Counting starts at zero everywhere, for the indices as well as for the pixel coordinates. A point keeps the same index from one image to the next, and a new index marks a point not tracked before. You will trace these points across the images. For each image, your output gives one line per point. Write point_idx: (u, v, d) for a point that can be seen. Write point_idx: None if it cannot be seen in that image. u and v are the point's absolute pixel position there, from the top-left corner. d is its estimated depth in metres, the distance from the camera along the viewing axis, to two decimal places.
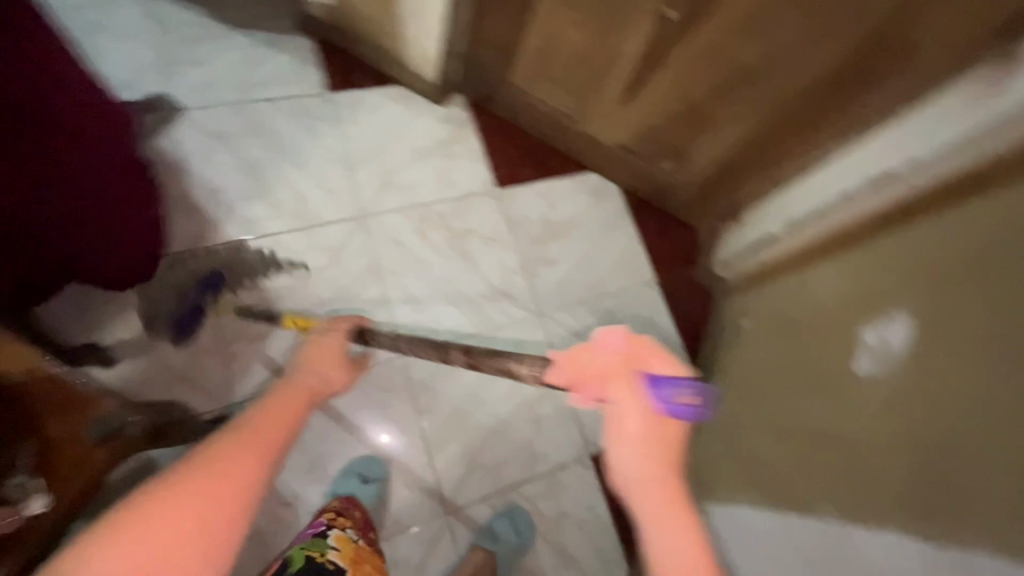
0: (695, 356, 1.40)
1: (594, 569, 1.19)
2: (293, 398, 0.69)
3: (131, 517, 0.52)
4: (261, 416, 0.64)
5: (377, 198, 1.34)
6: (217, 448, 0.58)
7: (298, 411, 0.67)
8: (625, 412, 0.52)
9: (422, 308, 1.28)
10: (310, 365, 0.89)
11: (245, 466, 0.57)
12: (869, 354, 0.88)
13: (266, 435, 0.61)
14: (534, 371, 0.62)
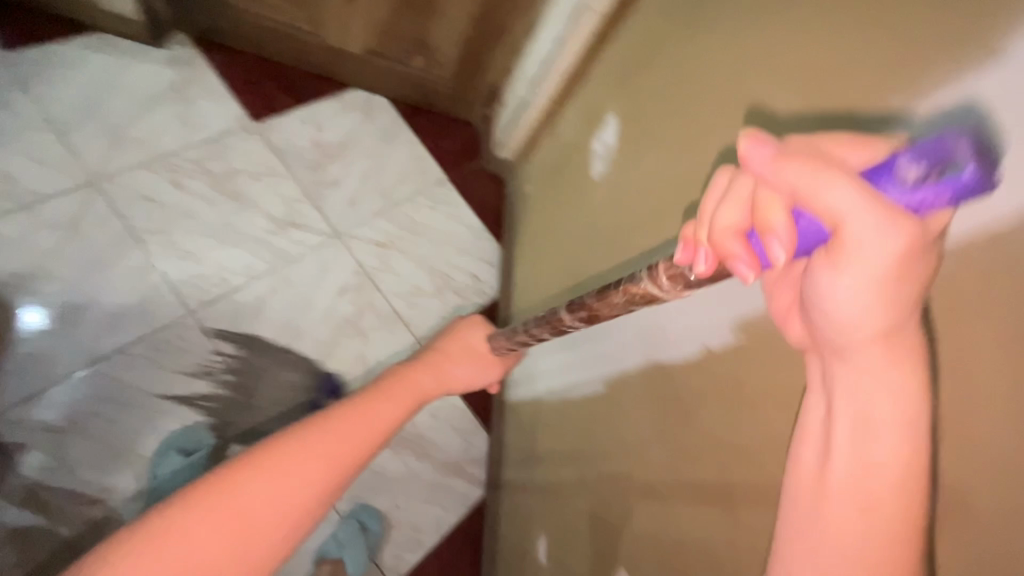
0: (501, 236, 1.50)
1: (456, 448, 1.24)
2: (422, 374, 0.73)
3: (216, 491, 0.50)
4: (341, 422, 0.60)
5: (110, 158, 1.18)
6: (326, 423, 0.58)
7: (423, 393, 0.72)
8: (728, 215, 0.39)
9: (201, 259, 1.18)
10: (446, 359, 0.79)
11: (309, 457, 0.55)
12: (600, 159, 1.00)
13: (355, 434, 0.59)
14: (662, 278, 0.49)
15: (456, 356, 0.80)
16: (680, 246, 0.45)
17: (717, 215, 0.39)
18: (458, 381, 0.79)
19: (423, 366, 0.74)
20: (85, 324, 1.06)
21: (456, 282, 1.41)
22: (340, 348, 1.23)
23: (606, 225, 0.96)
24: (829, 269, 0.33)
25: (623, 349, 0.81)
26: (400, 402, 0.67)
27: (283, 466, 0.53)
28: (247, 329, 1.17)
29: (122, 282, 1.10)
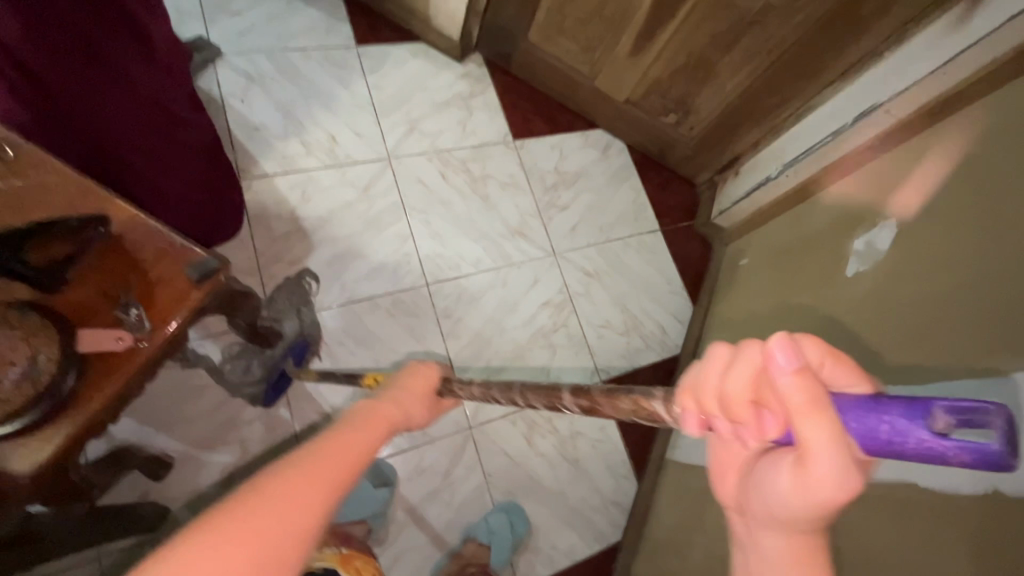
0: (696, 297, 1.52)
1: (606, 484, 1.27)
2: (385, 406, 0.63)
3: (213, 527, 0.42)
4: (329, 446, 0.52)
5: (402, 143, 1.42)
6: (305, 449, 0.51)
7: (390, 424, 0.62)
8: (730, 378, 0.33)
9: (444, 243, 1.36)
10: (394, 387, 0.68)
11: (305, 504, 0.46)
12: (858, 258, 0.99)
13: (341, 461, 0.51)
14: (676, 410, 0.41)
15: (417, 394, 0.69)
16: (691, 378, 0.37)
17: (731, 379, 0.33)
18: (410, 412, 0.67)
19: (381, 401, 0.64)
20: (353, 269, 1.28)
21: (645, 328, 1.45)
22: (530, 354, 1.33)
23: (851, 327, 0.94)
24: (794, 479, 0.33)
25: None
26: (374, 430, 0.58)
27: (267, 501, 0.45)
28: (462, 313, 1.31)
29: (386, 244, 1.32)
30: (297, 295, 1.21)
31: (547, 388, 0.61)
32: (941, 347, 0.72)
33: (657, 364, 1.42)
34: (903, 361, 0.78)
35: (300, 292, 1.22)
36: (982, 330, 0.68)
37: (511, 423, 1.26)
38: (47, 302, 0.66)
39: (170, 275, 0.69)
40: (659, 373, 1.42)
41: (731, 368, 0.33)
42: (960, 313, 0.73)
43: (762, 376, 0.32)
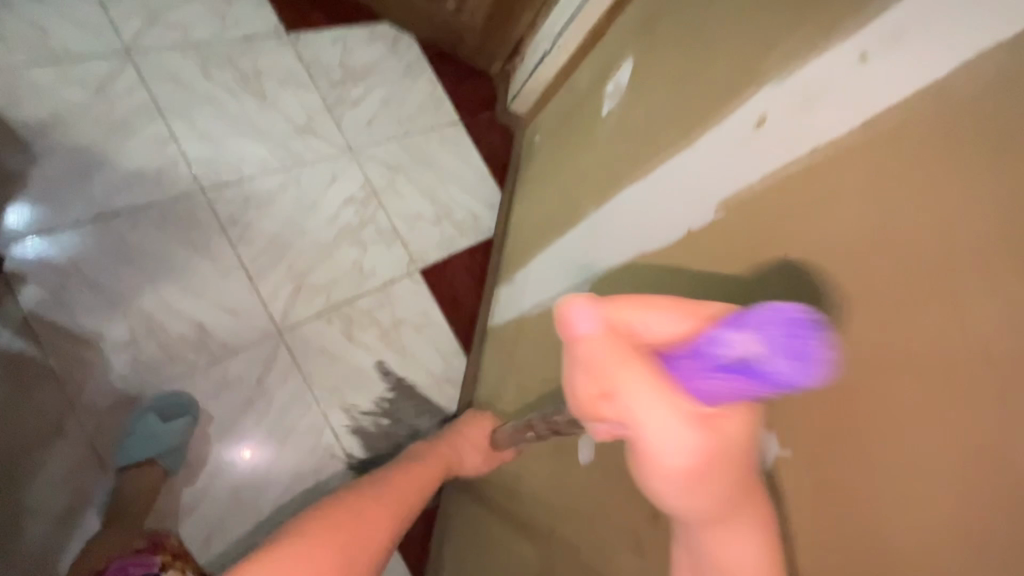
0: (503, 182, 1.57)
1: (435, 364, 1.30)
2: (431, 465, 0.92)
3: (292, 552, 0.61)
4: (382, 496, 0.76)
5: (143, 36, 1.22)
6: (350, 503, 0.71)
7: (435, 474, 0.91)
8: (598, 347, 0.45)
9: (218, 145, 1.22)
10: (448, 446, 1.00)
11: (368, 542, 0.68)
12: (610, 98, 1.09)
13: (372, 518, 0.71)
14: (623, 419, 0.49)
15: (469, 444, 1.03)
16: (577, 396, 0.48)
17: (591, 361, 0.45)
18: (463, 461, 1.02)
19: (428, 457, 0.94)
20: (100, 180, 1.09)
21: (456, 216, 1.47)
22: (338, 253, 1.28)
23: (605, 157, 1.04)
24: (678, 417, 0.40)
25: (604, 252, 0.94)
26: (408, 489, 0.82)
27: (335, 529, 0.66)
28: (252, 218, 1.21)
29: (141, 149, 1.14)
30: None
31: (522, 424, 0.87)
32: (663, 138, 0.84)
33: (472, 247, 1.47)
34: (640, 161, 0.89)
35: None
36: (687, 110, 0.80)
37: (326, 322, 1.21)
38: None
39: None
40: (476, 256, 1.46)
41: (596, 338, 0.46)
42: (677, 108, 0.83)
43: (631, 336, 0.45)
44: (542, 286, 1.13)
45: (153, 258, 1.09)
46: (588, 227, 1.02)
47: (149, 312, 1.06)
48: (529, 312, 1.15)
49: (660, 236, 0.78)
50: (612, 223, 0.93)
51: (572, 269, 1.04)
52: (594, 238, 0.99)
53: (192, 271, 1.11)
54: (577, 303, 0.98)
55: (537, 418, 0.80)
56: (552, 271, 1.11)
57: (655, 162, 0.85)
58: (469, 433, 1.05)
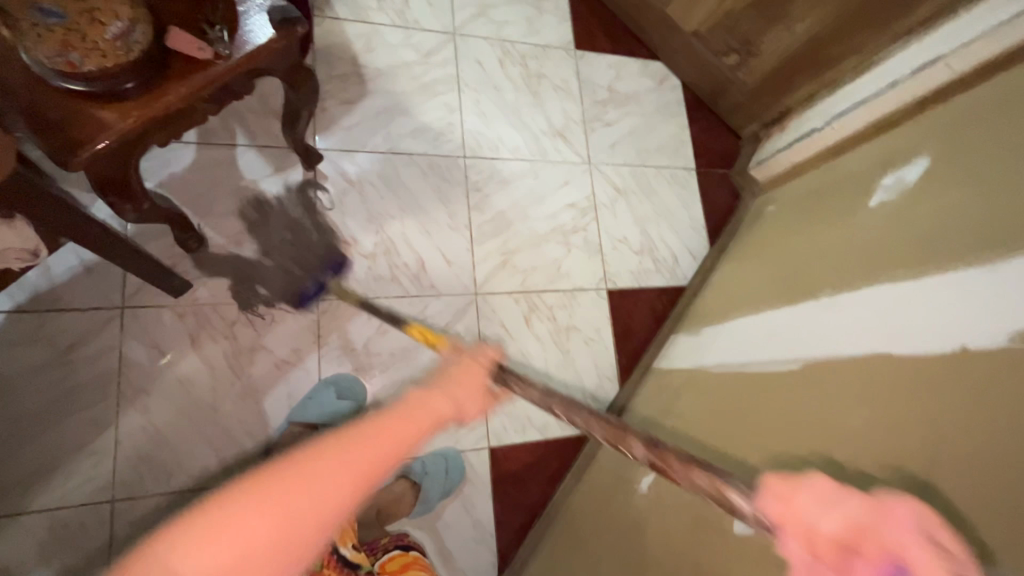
0: (715, 239, 1.55)
1: (589, 379, 1.33)
2: (434, 400, 0.62)
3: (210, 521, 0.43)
4: (349, 442, 0.51)
5: (468, 23, 1.46)
6: (321, 446, 0.49)
7: (439, 416, 0.61)
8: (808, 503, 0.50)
9: (488, 124, 1.41)
10: (451, 391, 0.65)
11: (334, 486, 0.47)
12: (884, 191, 1.02)
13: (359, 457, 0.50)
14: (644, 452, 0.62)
15: (468, 391, 0.67)
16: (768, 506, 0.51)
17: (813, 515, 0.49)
18: (463, 402, 0.65)
19: (425, 393, 0.63)
20: (399, 124, 1.33)
21: (658, 254, 1.49)
22: (546, 246, 1.38)
23: (857, 247, 0.98)
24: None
25: (834, 339, 0.87)
26: (410, 423, 0.56)
27: (273, 490, 0.45)
28: (491, 191, 1.36)
29: (434, 110, 1.37)
30: (238, 107, 1.19)
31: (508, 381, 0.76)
32: (954, 246, 0.78)
33: (663, 288, 1.47)
34: (911, 264, 0.84)
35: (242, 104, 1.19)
36: (996, 225, 0.74)
37: (513, 301, 1.31)
38: (75, 99, 0.66)
39: (145, 105, 0.68)
40: (662, 297, 1.46)
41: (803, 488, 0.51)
42: (984, 225, 0.76)
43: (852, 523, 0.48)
44: (732, 349, 1.10)
45: (410, 197, 1.29)
46: (818, 309, 0.96)
47: (392, 236, 1.25)
48: (707, 369, 1.12)
49: (919, 343, 0.72)
50: (849, 314, 0.88)
51: (779, 345, 0.98)
52: (821, 323, 0.92)
53: (432, 218, 1.29)
54: (775, 378, 0.93)
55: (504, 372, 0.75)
56: (751, 337, 1.07)
57: (932, 271, 0.79)
58: (464, 376, 0.69)
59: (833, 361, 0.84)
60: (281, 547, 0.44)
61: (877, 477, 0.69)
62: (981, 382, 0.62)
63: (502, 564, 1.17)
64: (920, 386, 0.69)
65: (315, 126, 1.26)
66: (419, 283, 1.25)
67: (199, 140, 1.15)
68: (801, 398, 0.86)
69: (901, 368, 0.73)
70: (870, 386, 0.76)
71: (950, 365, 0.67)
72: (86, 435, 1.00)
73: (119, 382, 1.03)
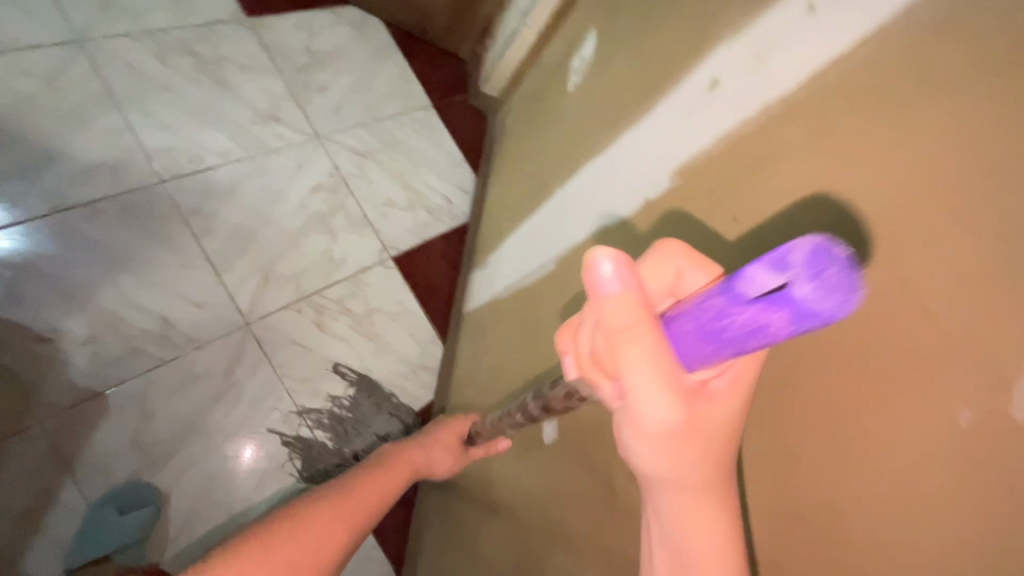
0: (478, 166, 1.55)
1: (410, 351, 1.28)
2: (415, 452, 0.94)
3: (274, 536, 0.61)
4: (377, 465, 0.85)
5: (95, 23, 1.18)
6: (353, 476, 0.79)
7: (414, 465, 0.92)
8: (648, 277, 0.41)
9: (179, 134, 1.19)
10: (430, 445, 0.96)
11: (371, 489, 0.77)
12: (575, 73, 1.07)
13: (378, 481, 0.81)
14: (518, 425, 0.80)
15: (443, 444, 0.98)
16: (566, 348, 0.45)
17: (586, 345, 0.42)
18: (436, 464, 0.97)
19: (404, 444, 0.94)
20: (56, 171, 1.06)
21: (430, 202, 1.45)
22: (307, 241, 1.25)
23: (571, 132, 1.02)
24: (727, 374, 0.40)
25: (552, 243, 0.96)
26: (405, 467, 0.89)
27: (338, 501, 0.70)
28: (217, 207, 1.18)
29: (97, 140, 1.11)
30: None
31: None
32: (608, 128, 0.86)
33: (448, 234, 1.44)
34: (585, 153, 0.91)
35: None
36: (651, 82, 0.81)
37: (295, 313, 1.18)
38: None
39: None
40: (450, 242, 1.43)
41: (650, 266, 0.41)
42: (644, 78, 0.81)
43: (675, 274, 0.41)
44: (513, 267, 1.12)
45: (110, 252, 1.05)
46: (574, 190, 0.94)
47: (108, 306, 1.03)
48: (501, 295, 1.14)
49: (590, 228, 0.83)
50: (571, 203, 0.93)
51: (535, 252, 1.03)
52: (558, 216, 0.97)
53: (154, 264, 1.08)
54: (546, 279, 0.97)
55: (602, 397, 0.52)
56: (520, 249, 1.10)
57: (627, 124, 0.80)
58: (439, 437, 0.98)
59: (563, 256, 0.91)
60: (326, 542, 0.64)
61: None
62: (621, 250, 0.73)
63: (397, 565, 1.13)
64: (591, 265, 0.80)
65: None
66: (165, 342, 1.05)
67: None
68: (551, 295, 0.93)
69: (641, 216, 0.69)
70: (573, 277, 0.86)
71: (603, 244, 0.78)
72: None
73: None
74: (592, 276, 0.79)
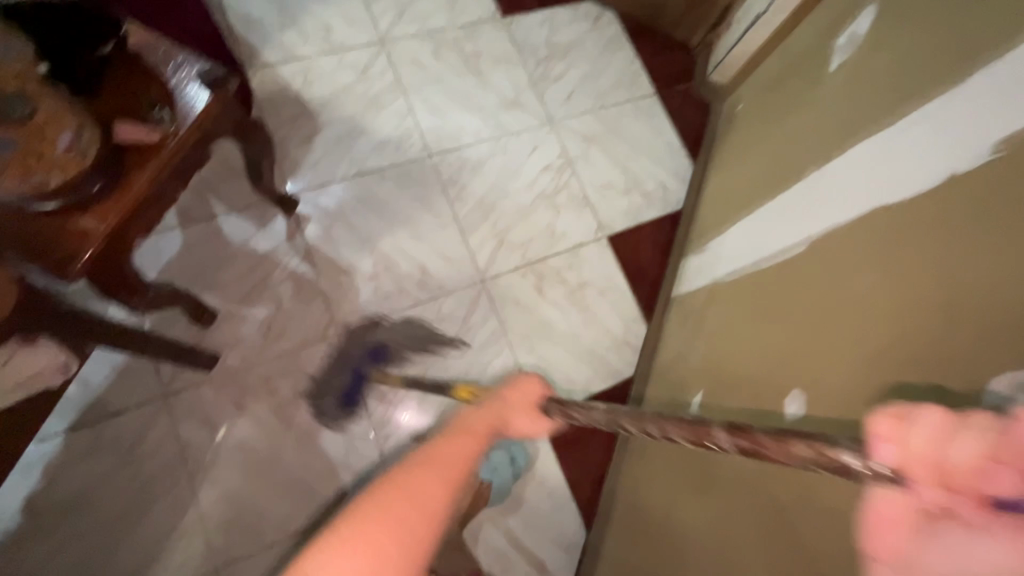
0: (697, 155, 1.53)
1: (617, 327, 1.34)
2: (484, 414, 0.62)
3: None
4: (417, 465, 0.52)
5: (393, 27, 1.46)
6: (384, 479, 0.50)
7: (490, 429, 0.61)
8: (915, 432, 0.36)
9: (444, 117, 1.41)
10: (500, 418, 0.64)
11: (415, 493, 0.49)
12: (841, 51, 1.00)
13: (426, 475, 0.51)
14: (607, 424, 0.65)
15: (519, 407, 0.66)
16: (891, 433, 0.36)
17: (945, 449, 0.34)
18: (513, 419, 0.65)
19: (476, 410, 0.62)
20: (361, 144, 1.34)
21: (646, 187, 1.48)
22: (535, 214, 1.38)
23: (829, 113, 0.97)
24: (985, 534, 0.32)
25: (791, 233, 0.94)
26: (465, 442, 0.56)
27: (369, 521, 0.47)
28: (468, 179, 1.37)
29: (388, 120, 1.38)
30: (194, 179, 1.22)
31: (693, 422, 0.53)
32: (891, 104, 0.81)
33: (661, 218, 1.46)
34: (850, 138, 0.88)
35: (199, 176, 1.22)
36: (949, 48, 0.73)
37: (521, 276, 1.33)
38: (74, 226, 0.70)
39: (129, 196, 0.71)
40: (663, 227, 1.45)
41: (916, 424, 0.36)
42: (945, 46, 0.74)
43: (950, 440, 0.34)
44: (739, 251, 1.10)
45: (391, 209, 1.30)
46: (792, 201, 0.99)
47: (387, 252, 1.27)
48: (720, 280, 1.12)
49: (852, 213, 0.79)
50: (827, 187, 0.89)
51: (770, 237, 1.00)
52: (808, 202, 0.93)
53: (419, 222, 1.31)
54: (783, 263, 0.93)
55: (653, 419, 0.58)
56: (750, 234, 1.08)
57: (866, 137, 0.84)
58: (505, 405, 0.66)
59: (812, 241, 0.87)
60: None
61: (890, 322, 0.67)
62: (894, 247, 0.70)
63: (589, 522, 1.19)
64: (848, 261, 0.78)
65: (283, 171, 1.29)
66: (427, 288, 1.27)
67: (180, 222, 1.20)
68: (793, 279, 0.89)
69: (876, 223, 0.75)
70: (821, 266, 0.83)
71: (863, 239, 0.76)
72: (171, 519, 1.05)
73: (186, 462, 1.08)
74: (847, 273, 0.77)
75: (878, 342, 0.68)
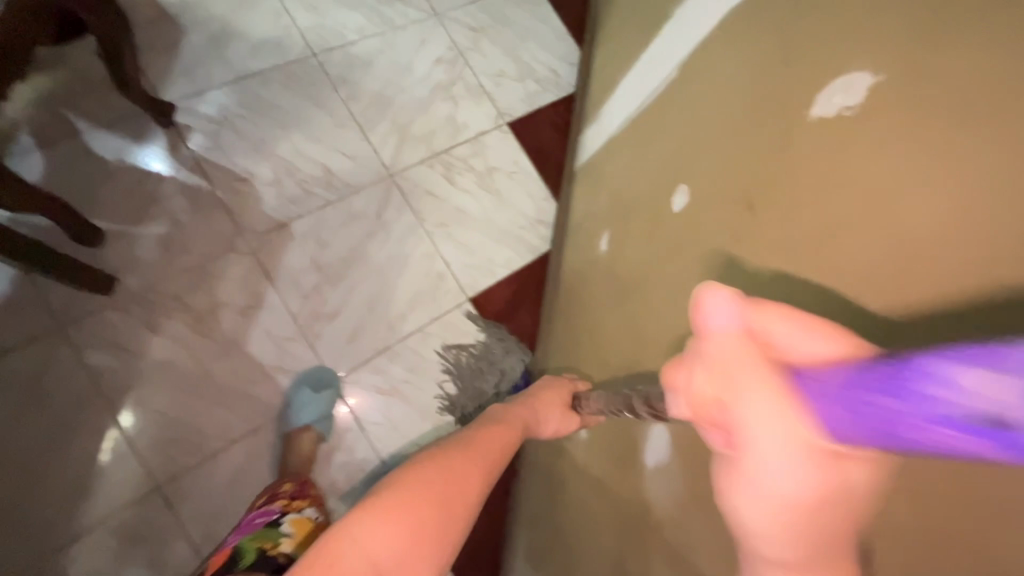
0: (581, 39, 1.58)
1: (528, 207, 1.40)
2: (514, 415, 0.76)
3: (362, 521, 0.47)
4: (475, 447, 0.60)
5: None
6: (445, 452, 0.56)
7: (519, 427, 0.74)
8: (701, 363, 0.45)
9: (322, 14, 1.34)
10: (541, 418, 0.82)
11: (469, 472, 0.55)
12: None
13: (479, 453, 0.59)
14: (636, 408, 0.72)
15: (549, 405, 0.85)
16: (689, 377, 0.46)
17: (694, 371, 0.45)
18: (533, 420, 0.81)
19: (513, 409, 0.77)
20: (235, 47, 1.25)
21: (538, 73, 1.52)
22: (433, 107, 1.38)
23: None
24: (774, 424, 0.37)
25: (655, 81, 1.03)
26: (504, 434, 0.66)
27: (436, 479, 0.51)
28: (359, 78, 1.33)
29: (261, 20, 1.29)
30: (43, 94, 1.10)
31: (655, 402, 0.66)
32: None
33: (555, 103, 1.51)
34: None
35: (46, 91, 1.10)
36: None
37: (428, 169, 1.33)
38: None
39: None
40: (557, 110, 1.50)
41: (694, 356, 0.46)
42: None
43: (726, 351, 0.43)
44: (624, 105, 1.17)
45: (280, 114, 1.25)
46: (660, 50, 1.05)
47: (284, 156, 1.23)
48: (611, 137, 1.20)
49: (694, 43, 0.90)
50: (674, 36, 0.99)
51: (643, 86, 1.09)
52: (662, 55, 1.03)
53: (314, 124, 1.27)
54: (650, 105, 1.02)
55: (631, 398, 0.74)
56: (624, 99, 1.17)
57: None
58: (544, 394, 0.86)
59: (668, 80, 0.96)
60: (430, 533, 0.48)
61: (729, 114, 0.76)
62: (720, 63, 0.81)
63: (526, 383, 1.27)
64: (691, 85, 0.88)
65: (150, 81, 1.18)
66: (333, 188, 1.24)
67: (36, 144, 1.08)
68: (657, 114, 0.99)
69: (709, 46, 0.85)
70: (674, 100, 0.93)
71: (702, 62, 0.86)
72: (94, 447, 1.00)
73: (98, 388, 1.02)
74: (689, 102, 0.88)
75: (718, 137, 0.78)
